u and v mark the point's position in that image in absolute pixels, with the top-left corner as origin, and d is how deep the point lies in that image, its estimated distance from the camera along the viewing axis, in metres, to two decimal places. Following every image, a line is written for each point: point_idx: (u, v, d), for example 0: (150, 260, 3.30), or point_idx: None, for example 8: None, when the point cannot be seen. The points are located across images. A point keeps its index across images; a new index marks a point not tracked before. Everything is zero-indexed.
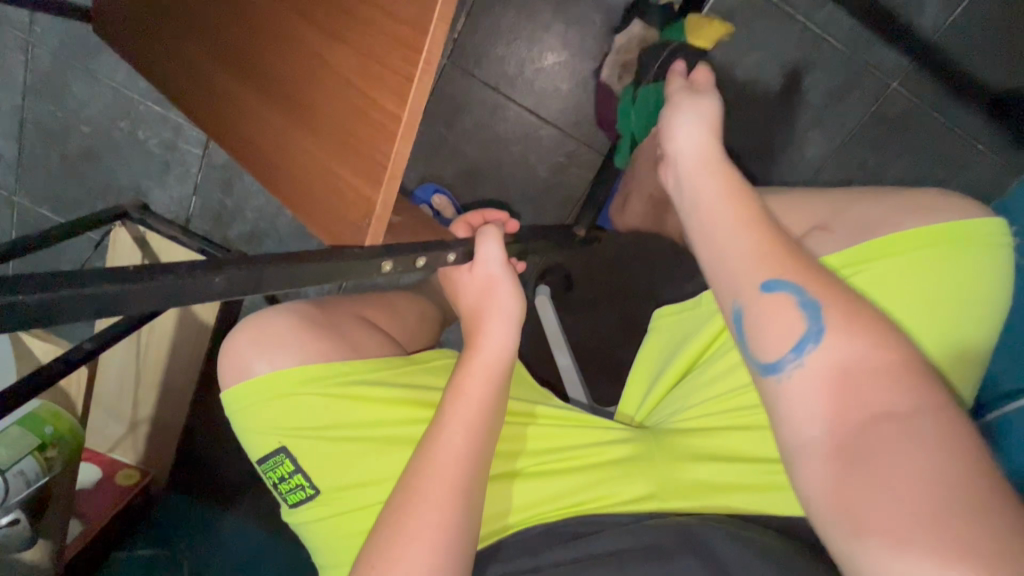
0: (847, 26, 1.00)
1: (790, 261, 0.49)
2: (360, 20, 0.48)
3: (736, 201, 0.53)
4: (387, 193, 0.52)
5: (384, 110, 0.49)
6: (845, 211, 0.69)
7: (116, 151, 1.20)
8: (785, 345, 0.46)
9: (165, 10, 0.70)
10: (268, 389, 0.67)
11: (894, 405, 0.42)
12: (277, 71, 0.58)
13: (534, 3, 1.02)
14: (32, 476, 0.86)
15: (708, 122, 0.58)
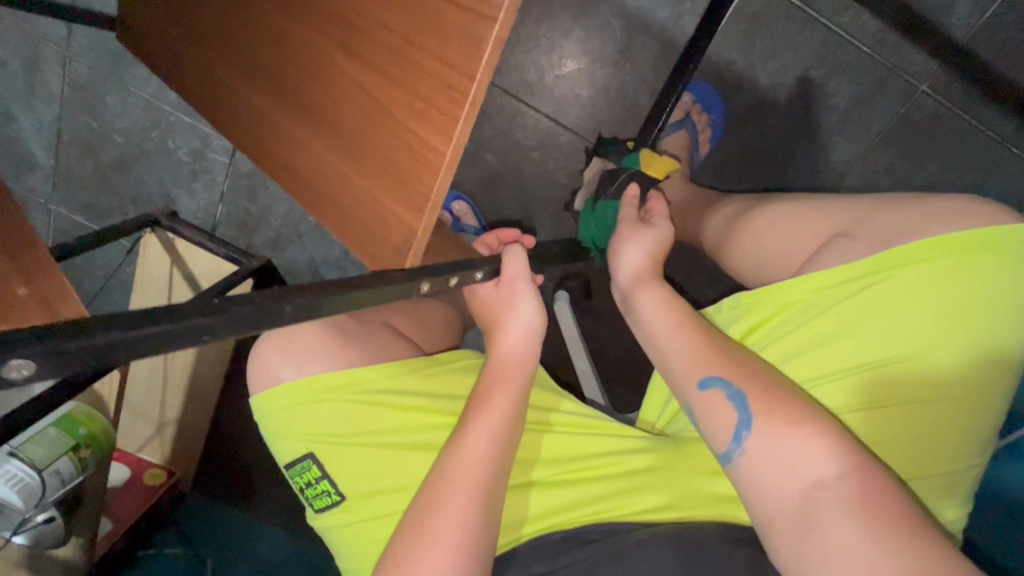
0: (874, 28, 0.98)
1: (722, 358, 0.57)
2: (406, 54, 0.46)
3: (671, 308, 0.63)
4: (428, 223, 0.49)
5: (427, 143, 0.47)
6: (870, 216, 0.67)
7: (147, 160, 1.24)
8: (726, 436, 0.54)
9: (193, 11, 0.67)
10: (295, 396, 0.68)
11: (825, 474, 0.49)
12: (309, 90, 0.55)
13: (554, 11, 1.03)
14: (66, 476, 0.89)
15: (650, 242, 0.70)
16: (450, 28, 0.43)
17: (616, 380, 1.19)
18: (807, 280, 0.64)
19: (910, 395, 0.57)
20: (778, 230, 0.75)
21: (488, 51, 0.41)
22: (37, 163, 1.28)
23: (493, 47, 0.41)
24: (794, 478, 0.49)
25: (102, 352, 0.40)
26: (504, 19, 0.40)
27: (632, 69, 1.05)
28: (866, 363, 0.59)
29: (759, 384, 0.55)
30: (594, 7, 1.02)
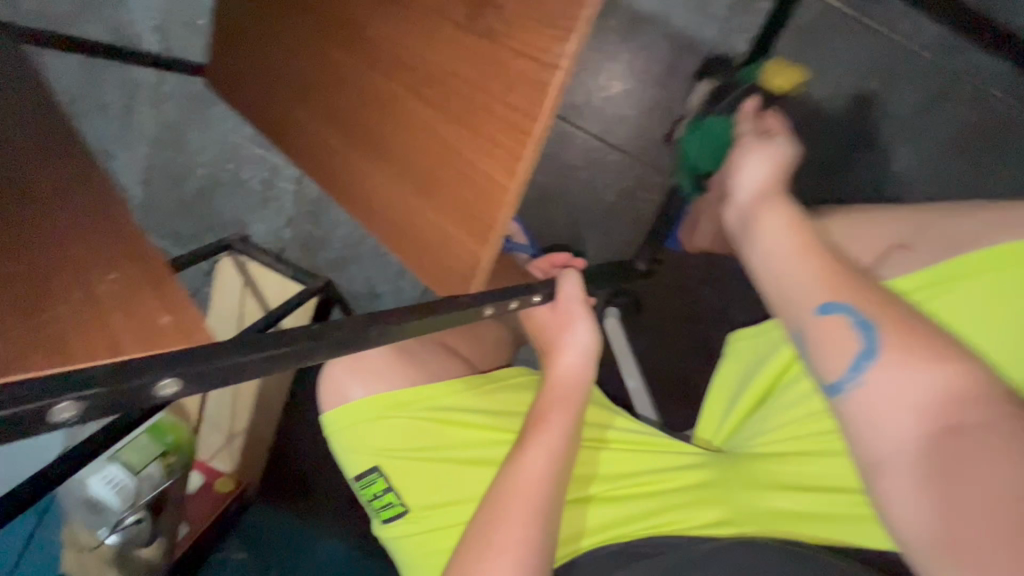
0: (934, 34, 0.96)
1: (848, 281, 0.52)
2: (474, 99, 0.50)
3: (795, 225, 0.57)
4: (491, 251, 0.53)
5: (490, 175, 0.50)
6: (929, 227, 0.66)
7: (224, 190, 1.35)
8: (843, 363, 0.50)
9: (274, 61, 0.74)
10: (361, 412, 0.72)
11: (956, 418, 0.44)
12: (381, 131, 0.60)
13: (602, 34, 1.06)
14: (156, 480, 0.98)
15: (776, 155, 0.63)
16: (515, 75, 0.47)
17: (669, 397, 1.17)
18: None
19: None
20: None
21: (550, 94, 0.45)
22: (129, 195, 1.41)
23: (553, 90, 0.45)
24: (917, 415, 0.45)
25: (216, 374, 0.43)
26: (566, 64, 0.44)
27: (680, 85, 1.06)
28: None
29: (890, 313, 0.49)
30: (641, 28, 1.04)
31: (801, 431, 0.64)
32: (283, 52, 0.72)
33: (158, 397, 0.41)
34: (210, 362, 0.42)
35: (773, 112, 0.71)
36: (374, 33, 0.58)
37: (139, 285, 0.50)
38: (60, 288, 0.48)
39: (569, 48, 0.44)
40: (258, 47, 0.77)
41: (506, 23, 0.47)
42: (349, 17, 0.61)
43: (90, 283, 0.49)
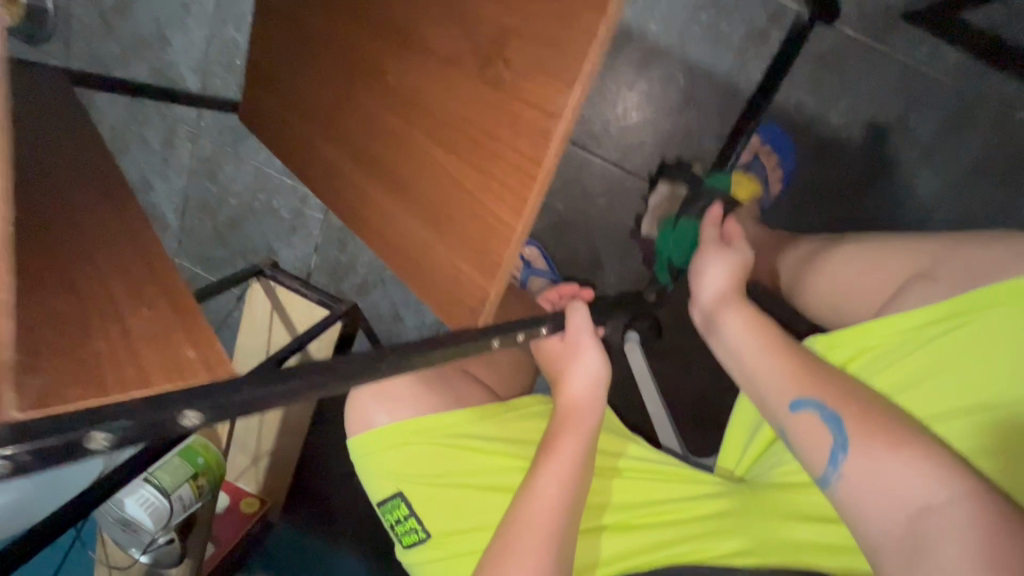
0: (955, 60, 0.96)
1: (811, 377, 0.57)
2: (486, 144, 0.52)
3: (759, 327, 0.62)
4: (498, 286, 0.55)
5: (499, 216, 0.52)
6: (949, 255, 0.65)
7: (255, 218, 1.41)
8: (822, 458, 0.54)
9: (301, 102, 0.78)
10: (386, 438, 0.74)
11: (929, 499, 0.48)
12: (401, 170, 0.62)
13: (618, 65, 1.08)
14: (188, 502, 1.00)
15: (733, 262, 0.68)
16: (523, 122, 0.48)
17: (691, 422, 1.17)
18: (886, 324, 0.63)
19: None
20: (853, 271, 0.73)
21: (555, 141, 0.46)
22: (166, 224, 1.49)
23: (559, 138, 0.46)
24: (896, 501, 0.49)
25: (244, 406, 0.45)
26: (571, 115, 0.45)
27: (696, 114, 1.08)
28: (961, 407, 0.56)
29: (850, 406, 0.54)
30: (658, 59, 1.06)
31: None
32: (309, 94, 0.76)
33: (179, 431, 0.43)
34: (228, 396, 0.45)
35: (732, 218, 0.77)
36: (391, 79, 0.61)
37: (172, 326, 0.51)
38: (98, 324, 0.48)
39: (575, 97, 0.45)
40: (285, 88, 0.81)
41: (514, 75, 0.48)
42: (365, 63, 0.64)
43: (124, 319, 0.49)
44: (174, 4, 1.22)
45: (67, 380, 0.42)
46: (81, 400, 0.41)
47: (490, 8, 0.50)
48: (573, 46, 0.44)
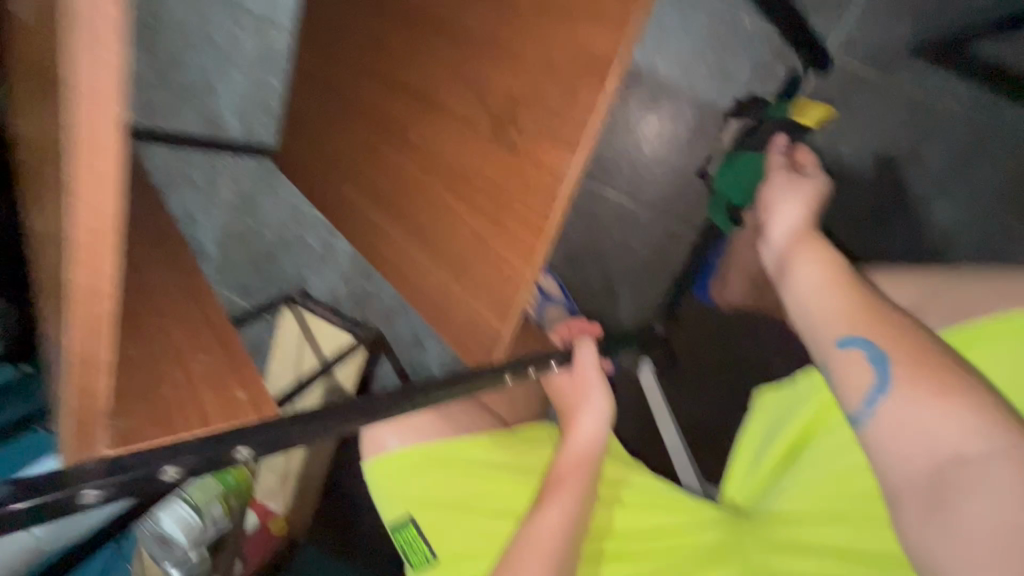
0: (965, 91, 0.95)
1: (868, 317, 0.56)
2: (497, 196, 0.54)
3: (818, 259, 0.61)
4: (510, 329, 0.58)
5: (512, 266, 0.54)
6: (937, 294, 0.67)
7: (289, 250, 1.50)
8: (858, 399, 0.54)
9: (328, 149, 0.84)
10: (396, 464, 0.76)
11: (964, 449, 0.48)
12: (419, 213, 0.66)
13: (629, 105, 1.12)
14: (220, 520, 1.06)
15: (806, 195, 0.66)
16: (531, 181, 0.51)
17: (707, 451, 1.17)
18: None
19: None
20: None
21: (559, 203, 0.49)
22: (207, 256, 1.59)
23: (563, 200, 0.48)
24: (928, 447, 0.49)
25: (285, 441, 0.46)
26: (575, 179, 0.47)
27: (706, 149, 1.11)
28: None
29: (904, 349, 0.53)
30: (666, 97, 1.10)
31: (827, 497, 0.63)
32: (335, 142, 0.82)
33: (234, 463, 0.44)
34: (278, 431, 0.46)
35: (806, 147, 0.74)
36: (414, 136, 0.65)
37: (227, 372, 0.52)
38: (167, 373, 0.50)
39: (578, 162, 0.47)
40: (314, 137, 0.88)
41: (522, 138, 0.51)
42: (393, 120, 0.68)
43: (186, 365, 0.51)
44: (219, 56, 1.34)
45: (144, 422, 0.45)
46: (157, 438, 0.44)
47: (503, 78, 0.52)
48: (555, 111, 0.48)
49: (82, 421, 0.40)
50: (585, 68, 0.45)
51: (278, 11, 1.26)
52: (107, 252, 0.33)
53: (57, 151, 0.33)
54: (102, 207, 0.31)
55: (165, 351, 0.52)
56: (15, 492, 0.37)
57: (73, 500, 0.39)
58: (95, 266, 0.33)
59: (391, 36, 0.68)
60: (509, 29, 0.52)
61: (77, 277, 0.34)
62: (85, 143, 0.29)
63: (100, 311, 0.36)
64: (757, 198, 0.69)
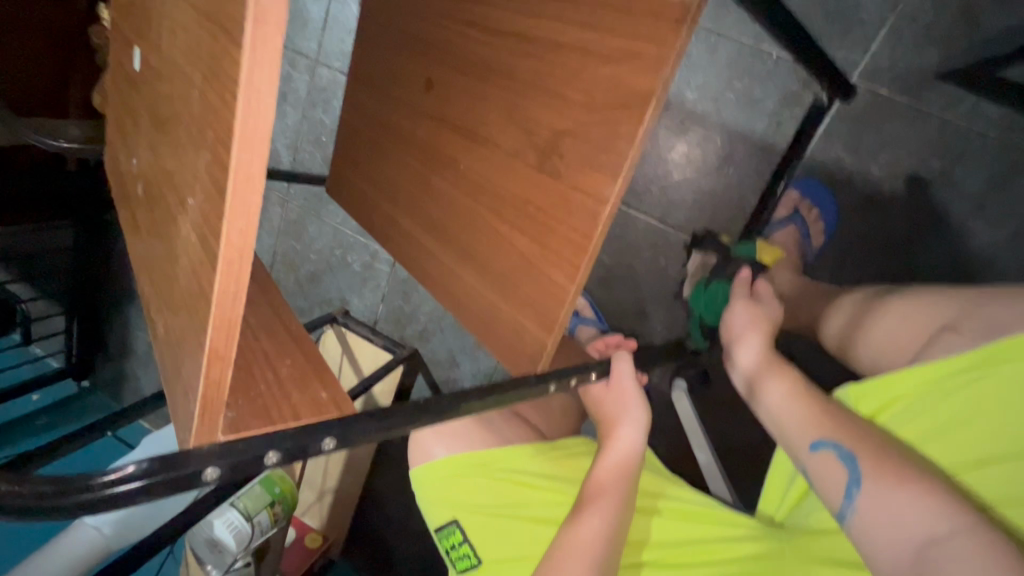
0: (999, 115, 0.95)
1: (831, 423, 0.63)
2: (542, 217, 0.58)
3: (782, 378, 0.68)
4: (555, 339, 0.59)
5: (555, 281, 0.57)
6: (974, 309, 0.67)
7: (332, 272, 1.58)
8: (839, 492, 0.59)
9: (376, 176, 0.90)
10: (443, 469, 0.80)
11: (933, 531, 0.51)
12: (464, 234, 0.70)
13: (659, 132, 1.17)
14: (265, 527, 1.12)
15: (762, 323, 0.75)
16: (572, 204, 0.54)
17: (741, 472, 1.17)
18: (908, 373, 0.66)
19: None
20: (887, 324, 0.78)
21: (601, 223, 0.51)
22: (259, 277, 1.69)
23: (604, 222, 0.51)
24: (906, 534, 0.52)
25: (358, 433, 0.50)
26: (615, 203, 0.50)
27: (736, 172, 1.14)
28: (980, 459, 0.58)
29: (866, 446, 0.59)
30: (696, 124, 1.14)
31: None
32: (384, 168, 0.88)
33: (319, 454, 0.48)
34: (360, 424, 0.50)
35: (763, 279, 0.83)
36: (463, 165, 0.69)
37: (311, 375, 0.55)
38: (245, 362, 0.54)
39: (618, 187, 0.50)
40: (363, 164, 0.94)
41: (566, 164, 0.55)
42: (442, 150, 0.73)
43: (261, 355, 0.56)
44: (277, 95, 1.46)
45: (248, 416, 0.47)
46: (262, 428, 0.47)
47: (548, 114, 0.57)
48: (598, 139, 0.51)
49: (205, 419, 0.42)
50: (625, 104, 0.49)
51: (331, 50, 1.36)
52: (242, 268, 0.35)
53: (180, 176, 0.39)
54: (245, 228, 0.33)
55: (258, 356, 0.56)
56: (147, 468, 0.40)
57: (198, 475, 0.42)
58: (232, 278, 0.35)
59: (443, 78, 0.74)
60: (564, 68, 0.55)
61: (217, 292, 0.35)
62: (238, 173, 0.31)
63: (230, 313, 0.36)
64: (722, 326, 0.79)
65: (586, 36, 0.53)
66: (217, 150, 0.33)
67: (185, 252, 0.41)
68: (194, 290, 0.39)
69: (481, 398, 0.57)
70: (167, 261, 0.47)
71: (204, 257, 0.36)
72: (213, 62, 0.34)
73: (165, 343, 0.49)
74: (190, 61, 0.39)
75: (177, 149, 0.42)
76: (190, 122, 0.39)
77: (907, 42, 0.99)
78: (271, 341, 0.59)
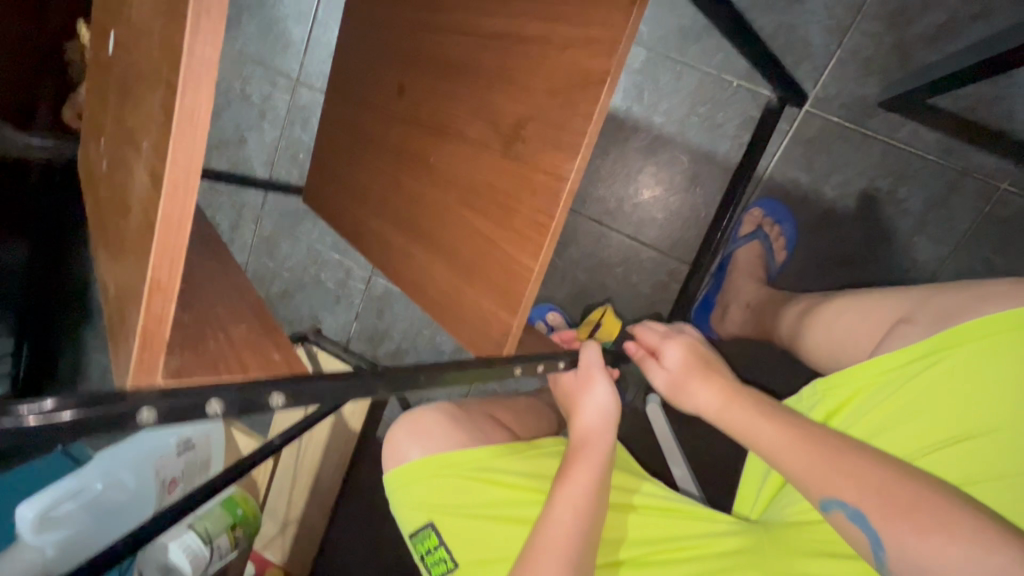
0: (935, 139, 1.04)
1: (826, 467, 0.58)
2: (511, 202, 0.60)
3: (739, 403, 0.65)
4: (521, 320, 0.60)
5: (521, 262, 0.58)
6: (928, 303, 0.74)
7: (304, 289, 1.55)
8: (867, 551, 0.56)
9: (350, 180, 0.91)
10: (415, 471, 0.79)
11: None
12: (434, 227, 0.71)
13: (629, 153, 1.22)
14: (224, 551, 1.06)
15: (682, 350, 0.71)
16: (538, 185, 0.56)
17: (714, 485, 1.18)
18: (877, 363, 0.72)
19: (1001, 468, 0.59)
20: (845, 319, 0.83)
21: (564, 200, 0.54)
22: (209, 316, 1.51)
23: (565, 199, 0.54)
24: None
25: (326, 394, 0.50)
26: (576, 178, 0.53)
27: (701, 191, 1.19)
28: (939, 439, 0.63)
29: (873, 496, 0.56)
30: (663, 145, 1.20)
31: None
32: (358, 172, 0.89)
33: (270, 410, 0.47)
34: (318, 385, 0.50)
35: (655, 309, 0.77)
36: (434, 160, 0.71)
37: (265, 339, 0.57)
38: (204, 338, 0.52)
39: (578, 163, 0.53)
40: (339, 170, 0.95)
41: (530, 150, 0.57)
42: (415, 148, 0.75)
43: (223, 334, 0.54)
44: (253, 113, 1.47)
45: (194, 363, 0.48)
46: (205, 375, 0.47)
47: (513, 105, 0.60)
48: (567, 127, 0.54)
49: (143, 355, 0.42)
50: (585, 87, 0.52)
51: (312, 71, 1.39)
52: (187, 190, 0.36)
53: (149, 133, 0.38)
54: (193, 149, 0.35)
55: (211, 320, 0.56)
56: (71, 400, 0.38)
57: (132, 415, 0.40)
58: (176, 202, 0.36)
59: (418, 79, 0.76)
60: (526, 60, 0.59)
61: (161, 216, 0.37)
62: (187, 93, 0.34)
63: (175, 241, 0.38)
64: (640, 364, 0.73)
65: (553, 32, 0.56)
66: (172, 79, 0.35)
67: (137, 195, 0.41)
68: (143, 227, 0.39)
69: (450, 373, 0.57)
70: (119, 216, 0.47)
71: (155, 190, 0.37)
72: (173, 2, 0.36)
73: (113, 297, 0.48)
74: (153, 15, 0.41)
75: (136, 104, 0.43)
76: (149, 70, 0.40)
77: (850, 73, 1.07)
78: (228, 318, 0.58)
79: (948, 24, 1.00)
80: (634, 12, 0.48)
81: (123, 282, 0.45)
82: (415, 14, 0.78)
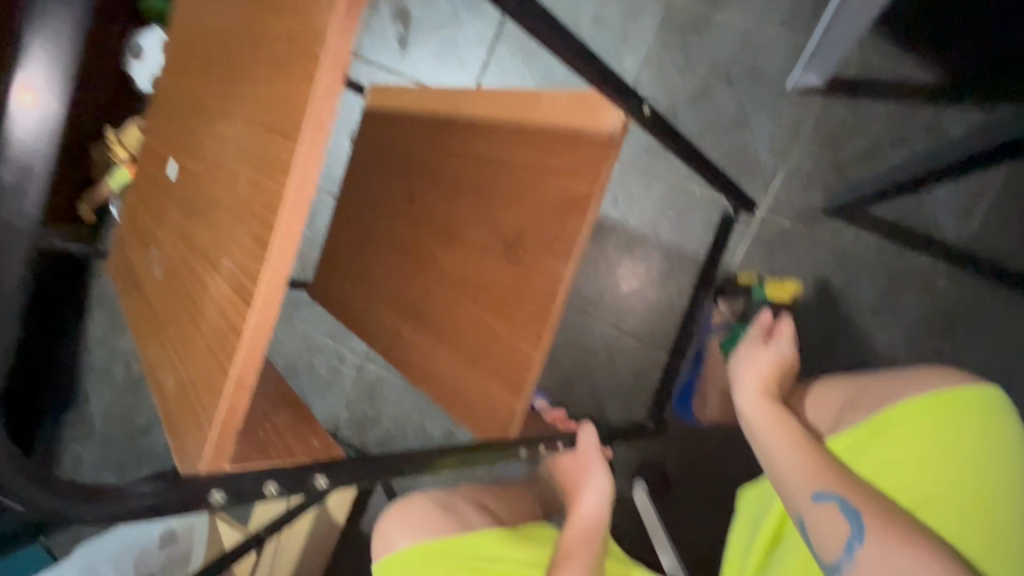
0: (877, 241, 1.18)
1: (829, 475, 0.65)
2: (514, 298, 0.69)
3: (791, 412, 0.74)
4: (524, 404, 0.67)
5: (524, 350, 0.66)
6: (863, 390, 0.83)
7: (296, 375, 1.58)
8: (840, 547, 0.61)
9: (345, 270, 0.99)
10: (405, 559, 0.81)
11: None
12: (436, 319, 0.79)
13: (607, 249, 1.34)
14: None
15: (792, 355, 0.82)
16: (538, 285, 0.66)
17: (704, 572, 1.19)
18: (825, 447, 0.79)
19: (947, 539, 0.65)
20: (806, 402, 0.89)
21: (559, 297, 0.63)
22: None
23: (561, 295, 0.63)
24: None
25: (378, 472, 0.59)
26: (569, 278, 0.63)
27: (674, 284, 1.30)
28: (897, 511, 0.69)
29: (870, 506, 0.61)
30: (637, 244, 1.33)
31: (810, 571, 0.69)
32: (356, 266, 0.96)
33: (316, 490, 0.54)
34: (353, 467, 0.57)
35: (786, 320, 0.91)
36: (440, 261, 0.80)
37: (278, 423, 0.62)
38: None
39: (570, 267, 0.63)
40: (332, 263, 1.02)
41: (530, 254, 0.68)
42: (421, 250, 0.83)
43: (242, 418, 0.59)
44: None
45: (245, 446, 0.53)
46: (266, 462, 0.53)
47: (513, 219, 0.71)
48: (560, 238, 0.64)
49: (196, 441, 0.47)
50: (573, 205, 0.63)
51: None
52: (273, 304, 0.44)
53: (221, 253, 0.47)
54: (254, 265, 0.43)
55: None
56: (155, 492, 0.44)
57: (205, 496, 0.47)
58: (268, 313, 0.44)
59: (425, 192, 0.84)
60: (521, 181, 0.71)
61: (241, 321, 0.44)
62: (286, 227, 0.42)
63: (259, 344, 0.45)
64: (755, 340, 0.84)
65: (545, 161, 0.68)
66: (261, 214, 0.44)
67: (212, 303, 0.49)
68: (235, 337, 0.45)
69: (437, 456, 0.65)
70: (188, 321, 0.53)
71: (239, 299, 0.45)
72: (266, 155, 0.46)
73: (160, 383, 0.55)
74: (240, 160, 0.50)
75: (218, 229, 0.51)
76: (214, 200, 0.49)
77: (794, 184, 1.22)
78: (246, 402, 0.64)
79: (872, 146, 1.18)
80: (610, 152, 0.60)
81: (193, 380, 0.51)
82: (417, 135, 0.90)
